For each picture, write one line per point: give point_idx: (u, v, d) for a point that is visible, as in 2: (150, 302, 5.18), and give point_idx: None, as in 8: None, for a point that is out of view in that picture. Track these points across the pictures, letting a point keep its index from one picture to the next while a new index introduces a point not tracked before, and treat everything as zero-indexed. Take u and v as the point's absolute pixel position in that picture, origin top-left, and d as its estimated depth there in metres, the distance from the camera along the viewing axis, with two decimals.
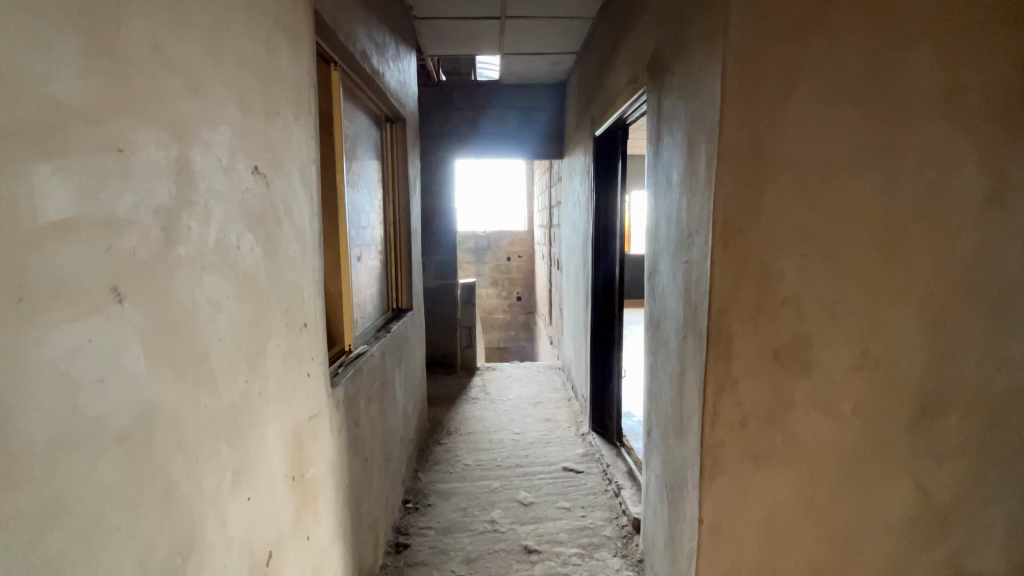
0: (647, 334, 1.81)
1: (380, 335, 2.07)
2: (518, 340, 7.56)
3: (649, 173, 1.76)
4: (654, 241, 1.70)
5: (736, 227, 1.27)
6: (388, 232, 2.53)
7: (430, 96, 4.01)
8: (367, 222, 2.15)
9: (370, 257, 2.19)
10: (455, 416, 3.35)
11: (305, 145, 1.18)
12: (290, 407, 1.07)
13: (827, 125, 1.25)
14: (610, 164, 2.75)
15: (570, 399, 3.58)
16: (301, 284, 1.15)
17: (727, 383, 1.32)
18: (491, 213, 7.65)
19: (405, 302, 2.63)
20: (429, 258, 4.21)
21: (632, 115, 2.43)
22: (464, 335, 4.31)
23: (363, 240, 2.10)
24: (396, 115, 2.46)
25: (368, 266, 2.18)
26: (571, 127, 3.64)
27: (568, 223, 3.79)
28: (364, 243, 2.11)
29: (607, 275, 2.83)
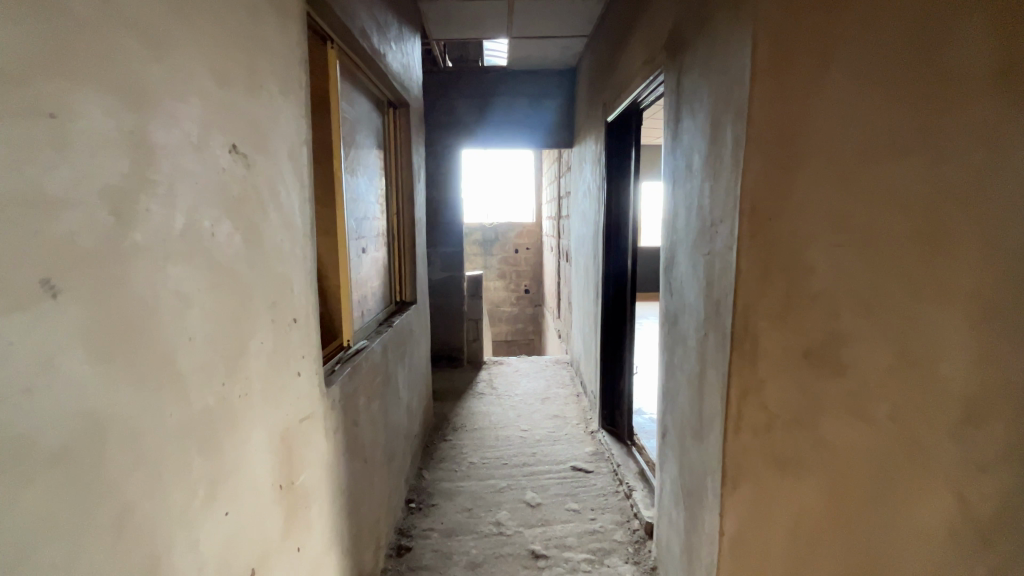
0: (662, 330, 1.71)
1: (382, 330, 1.99)
2: (525, 334, 7.48)
3: (666, 159, 1.65)
4: (671, 232, 1.59)
5: (766, 217, 1.16)
6: (391, 222, 2.44)
7: (436, 83, 3.90)
8: (369, 212, 2.06)
9: (371, 248, 2.10)
10: (461, 411, 3.27)
11: (296, 125, 1.09)
12: (279, 409, 0.99)
13: (865, 105, 1.11)
14: (623, 153, 2.63)
15: (578, 395, 3.48)
16: (291, 277, 1.06)
17: (753, 384, 1.22)
18: (498, 205, 7.53)
19: (408, 295, 2.55)
20: (435, 249, 4.11)
21: (647, 100, 2.30)
22: (471, 328, 4.22)
23: (365, 230, 2.02)
24: (399, 99, 2.36)
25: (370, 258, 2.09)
26: (582, 115, 3.52)
27: (577, 214, 3.68)
28: (366, 235, 2.03)
29: (619, 269, 2.72)
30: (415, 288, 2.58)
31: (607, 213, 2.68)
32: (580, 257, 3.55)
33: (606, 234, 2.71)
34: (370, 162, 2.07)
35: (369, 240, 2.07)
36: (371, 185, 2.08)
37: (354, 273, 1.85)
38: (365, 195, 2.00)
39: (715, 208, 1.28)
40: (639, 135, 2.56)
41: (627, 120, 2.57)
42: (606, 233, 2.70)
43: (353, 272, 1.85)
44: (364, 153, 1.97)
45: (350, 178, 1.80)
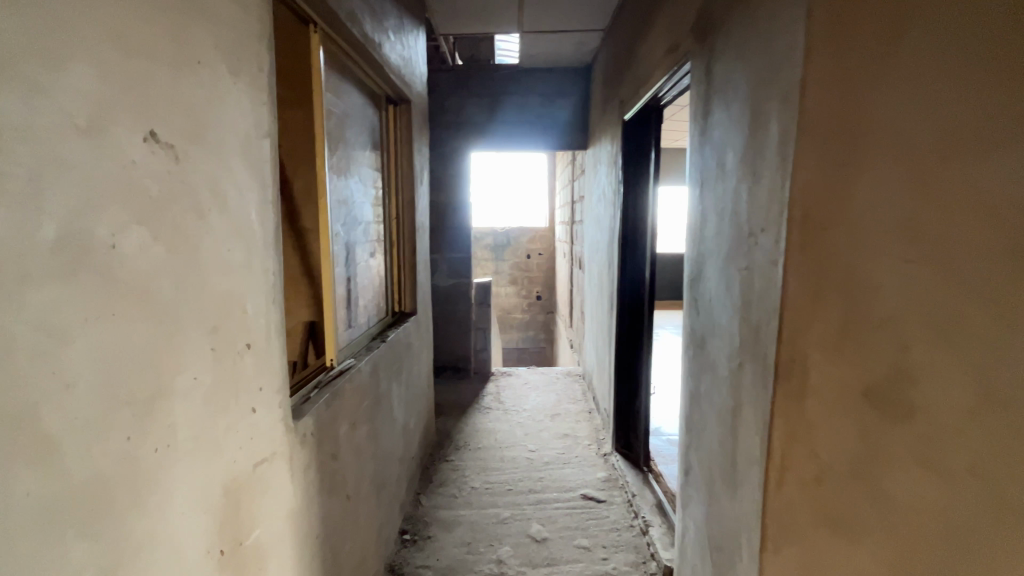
0: (687, 354, 1.51)
1: (374, 345, 1.82)
2: (537, 342, 7.28)
3: (692, 159, 1.45)
4: (699, 243, 1.39)
5: (819, 226, 0.95)
6: (390, 227, 2.27)
7: (444, 82, 3.75)
8: (363, 217, 1.90)
9: (365, 255, 1.94)
10: (465, 428, 3.09)
11: (255, 113, 0.92)
12: (221, 457, 0.81)
13: (946, 66, 0.80)
14: (642, 154, 2.42)
15: (590, 412, 3.28)
16: (245, 295, 0.89)
17: (800, 427, 1.01)
18: (511, 209, 7.35)
19: (408, 305, 2.38)
20: (442, 255, 3.94)
21: (669, 95, 2.11)
22: (478, 338, 4.04)
23: (358, 235, 1.85)
24: (400, 95, 2.20)
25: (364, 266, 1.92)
26: (597, 115, 3.32)
27: (591, 218, 3.48)
28: (359, 241, 1.86)
29: (636, 280, 2.51)
30: (415, 298, 2.41)
31: (624, 219, 2.48)
32: (594, 265, 3.35)
33: (622, 241, 2.50)
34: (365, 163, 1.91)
35: (363, 247, 1.91)
36: (365, 187, 1.92)
37: (342, 284, 1.68)
38: (358, 198, 1.84)
39: (755, 215, 1.07)
40: (659, 135, 2.36)
41: (646, 118, 2.37)
42: (622, 240, 2.50)
43: (342, 282, 1.68)
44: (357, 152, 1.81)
45: (339, 179, 1.64)
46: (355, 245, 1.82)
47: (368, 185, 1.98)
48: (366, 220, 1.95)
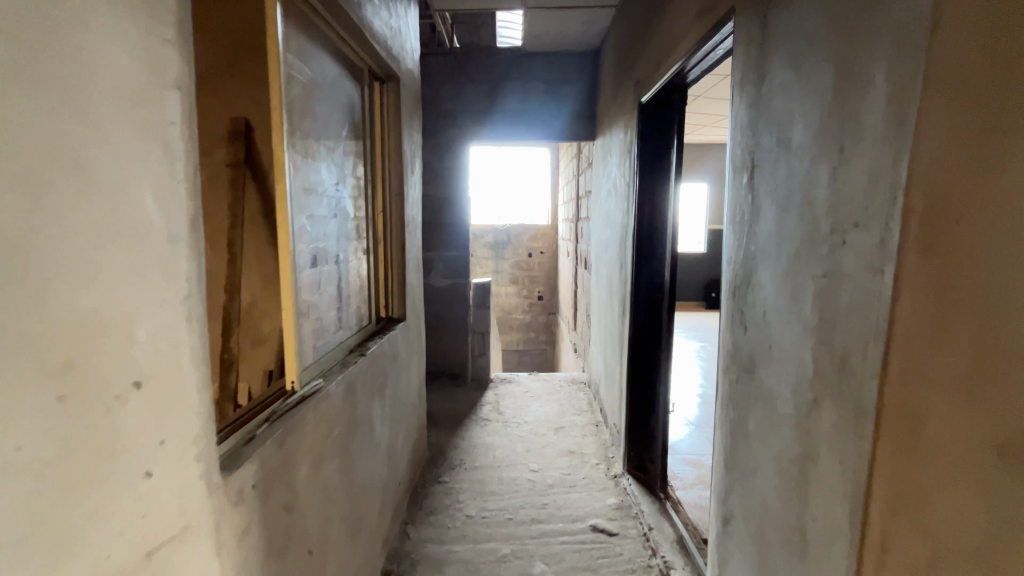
0: (728, 378, 1.23)
1: (353, 359, 1.55)
2: (538, 344, 7.01)
3: (737, 140, 1.19)
4: (748, 243, 1.11)
5: (947, 217, 0.63)
6: (375, 221, 2.01)
7: (441, 66, 3.47)
8: (339, 210, 1.63)
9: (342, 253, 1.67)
10: (461, 443, 2.82)
11: (150, 56, 0.65)
12: (83, 558, 0.55)
13: None
14: (663, 143, 2.15)
15: (598, 425, 3.01)
16: (134, 315, 0.62)
17: (904, 503, 0.70)
18: (512, 206, 7.06)
19: (395, 311, 2.11)
20: (438, 253, 3.66)
21: (695, 73, 1.84)
22: (476, 342, 3.76)
23: (332, 230, 1.58)
24: (387, 71, 1.93)
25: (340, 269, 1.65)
26: (607, 102, 3.04)
27: (599, 215, 3.20)
28: (332, 239, 1.58)
29: (653, 284, 2.24)
30: (406, 303, 2.15)
31: (640, 215, 2.20)
32: (602, 266, 3.08)
33: (637, 241, 2.22)
34: (343, 148, 1.64)
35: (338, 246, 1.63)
36: (342, 177, 1.64)
37: (309, 289, 1.41)
38: (332, 188, 1.56)
39: (840, 205, 0.80)
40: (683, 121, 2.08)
41: (668, 101, 2.09)
42: (637, 239, 2.22)
43: (308, 287, 1.41)
44: (332, 134, 1.53)
45: (306, 163, 1.36)
46: (328, 242, 1.55)
47: (347, 173, 1.71)
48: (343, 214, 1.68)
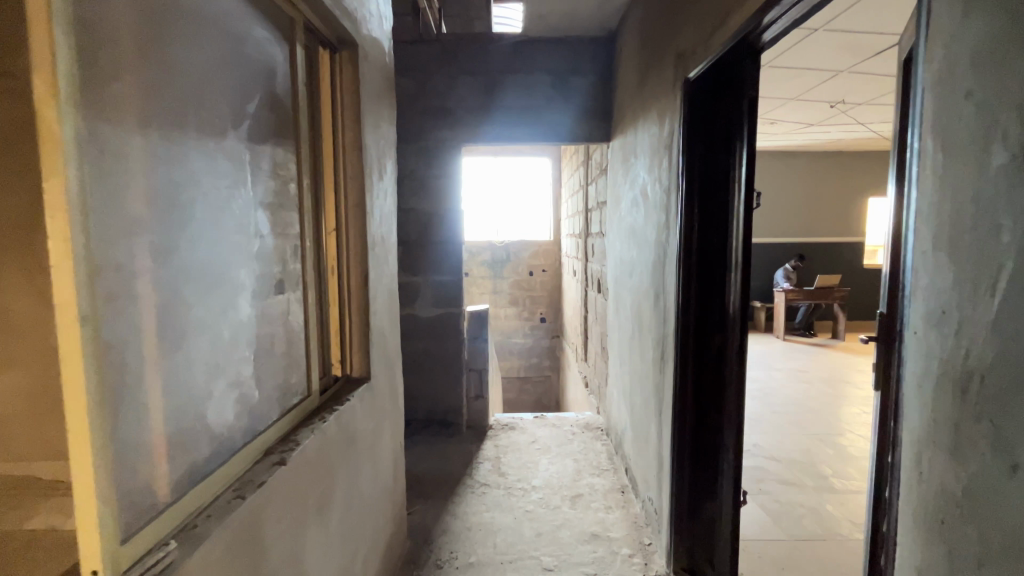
0: (944, 546, 0.64)
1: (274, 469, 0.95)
2: (541, 370, 6.41)
3: (962, 89, 0.61)
4: (1022, 292, 0.53)
5: None
6: (327, 244, 1.43)
7: (426, 57, 2.92)
8: (264, 230, 1.04)
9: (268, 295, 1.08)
10: (451, 523, 2.20)
11: None
12: None
13: None
14: (724, 133, 1.59)
15: (625, 494, 2.40)
16: None
17: None
18: (510, 220, 6.50)
19: (353, 370, 1.52)
20: (426, 278, 3.07)
21: (773, 32, 1.29)
22: (472, 383, 3.16)
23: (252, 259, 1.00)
24: (341, 34, 1.38)
25: (269, 322, 1.06)
26: (627, 93, 2.50)
27: (619, 230, 2.65)
28: (253, 277, 0.99)
29: (709, 324, 1.67)
30: (374, 355, 1.56)
31: (691, 232, 1.63)
32: (625, 293, 2.51)
33: (687, 266, 1.65)
34: (271, 138, 1.07)
35: (265, 286, 1.04)
36: (270, 178, 1.07)
37: (190, 369, 0.81)
38: (245, 193, 0.97)
39: None
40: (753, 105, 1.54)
41: (731, 76, 1.55)
42: (687, 264, 1.64)
43: (191, 364, 0.81)
44: (243, 110, 0.96)
45: (176, 147, 0.78)
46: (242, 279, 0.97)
47: (284, 178, 1.14)
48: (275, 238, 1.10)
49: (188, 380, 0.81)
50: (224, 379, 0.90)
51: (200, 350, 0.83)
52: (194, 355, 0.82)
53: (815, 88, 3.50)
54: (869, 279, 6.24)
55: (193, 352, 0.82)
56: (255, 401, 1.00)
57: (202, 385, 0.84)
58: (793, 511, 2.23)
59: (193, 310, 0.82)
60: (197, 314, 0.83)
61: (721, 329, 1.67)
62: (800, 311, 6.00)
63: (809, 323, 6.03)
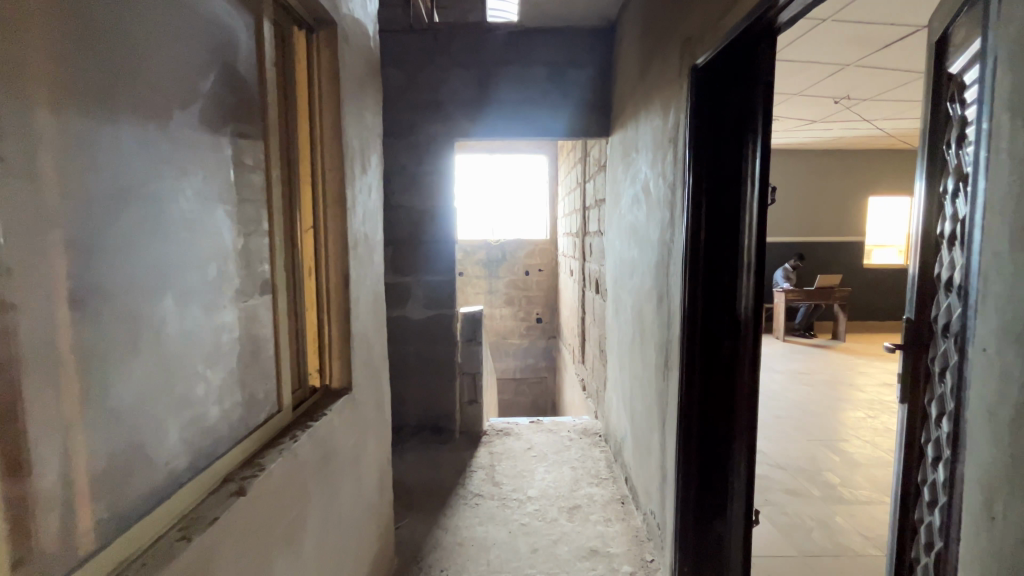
0: None
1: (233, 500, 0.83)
2: (537, 371, 6.30)
3: None
4: None
5: None
6: (303, 244, 1.31)
7: (417, 48, 2.80)
8: (224, 227, 0.92)
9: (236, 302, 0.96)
10: (442, 538, 2.08)
11: None
12: None
13: None
14: (736, 125, 1.48)
15: (626, 506, 2.29)
16: None
17: None
18: (506, 219, 6.37)
19: (332, 380, 1.40)
20: (417, 279, 2.95)
21: (789, 10, 1.18)
22: (466, 388, 3.06)
23: (212, 261, 0.88)
24: (317, 12, 1.25)
25: (232, 332, 0.94)
26: (628, 85, 2.38)
27: (619, 229, 2.53)
28: (211, 282, 0.87)
29: (718, 330, 1.56)
30: (356, 362, 1.44)
31: (699, 231, 1.52)
32: (625, 294, 2.40)
33: (694, 267, 1.53)
34: (232, 123, 0.94)
35: (226, 292, 0.92)
36: (232, 169, 0.94)
37: (129, 392, 0.68)
38: (200, 184, 0.85)
39: None
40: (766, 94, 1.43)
41: (742, 64, 1.44)
42: (694, 265, 1.53)
43: (130, 385, 0.69)
44: (195, 90, 0.84)
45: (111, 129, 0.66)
46: (201, 284, 0.85)
47: (250, 169, 1.01)
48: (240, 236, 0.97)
49: (129, 403, 0.69)
50: (174, 400, 0.77)
51: (142, 369, 0.70)
52: (133, 375, 0.69)
53: (820, 83, 3.40)
54: (869, 279, 6.15)
55: (133, 371, 0.69)
56: (214, 423, 0.88)
57: (145, 409, 0.71)
58: (802, 525, 2.13)
59: (132, 322, 0.69)
60: (139, 326, 0.70)
61: (731, 335, 1.55)
62: (801, 311, 5.92)
63: (809, 324, 5.94)
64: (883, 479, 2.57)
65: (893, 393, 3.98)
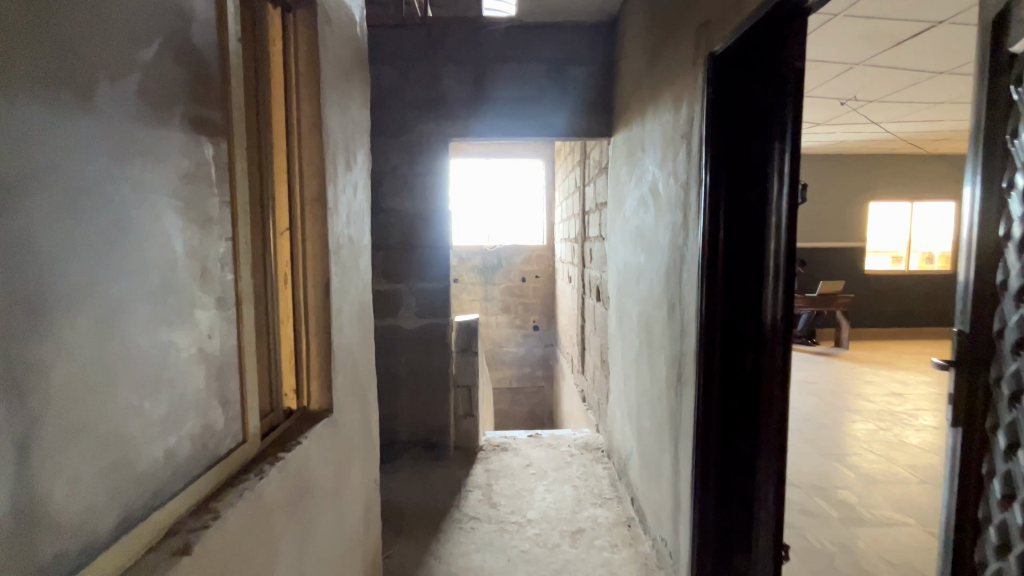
0: None
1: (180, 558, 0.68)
2: (534, 381, 6.14)
3: None
4: None
5: None
6: (277, 249, 1.16)
7: (410, 43, 2.66)
8: (174, 226, 0.77)
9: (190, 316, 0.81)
10: (435, 568, 1.91)
11: None
12: None
13: None
14: (759, 117, 1.35)
15: (633, 529, 2.13)
16: None
17: None
18: (502, 224, 6.24)
19: (309, 400, 1.24)
20: (409, 286, 2.79)
21: None
22: (461, 401, 2.91)
23: (158, 267, 0.73)
24: None
25: (182, 352, 0.78)
26: (632, 81, 2.25)
27: (623, 233, 2.40)
28: (156, 292, 0.73)
29: (738, 342, 1.42)
30: (338, 380, 1.29)
31: (717, 233, 1.38)
32: (631, 302, 2.26)
33: (711, 273, 1.39)
34: (183, 102, 0.79)
35: (178, 304, 0.77)
36: (185, 158, 0.80)
37: (36, 433, 0.54)
38: (139, 174, 0.70)
39: None
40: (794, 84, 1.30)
41: (766, 50, 1.31)
42: (711, 271, 1.39)
43: (38, 425, 0.54)
44: (134, 60, 0.69)
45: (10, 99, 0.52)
46: (142, 297, 0.70)
47: (211, 160, 0.87)
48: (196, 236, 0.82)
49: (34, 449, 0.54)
50: (95, 439, 0.61)
51: (54, 403, 0.56)
52: (41, 413, 0.54)
53: (826, 83, 3.29)
54: (871, 285, 6.06)
55: (41, 407, 0.54)
56: (154, 464, 0.72)
57: (54, 456, 0.56)
58: (822, 550, 1.98)
59: (40, 344, 0.55)
60: (48, 350, 0.55)
61: (753, 349, 1.41)
62: (803, 319, 5.81)
63: (812, 331, 5.83)
64: (902, 498, 2.44)
65: (902, 404, 3.86)
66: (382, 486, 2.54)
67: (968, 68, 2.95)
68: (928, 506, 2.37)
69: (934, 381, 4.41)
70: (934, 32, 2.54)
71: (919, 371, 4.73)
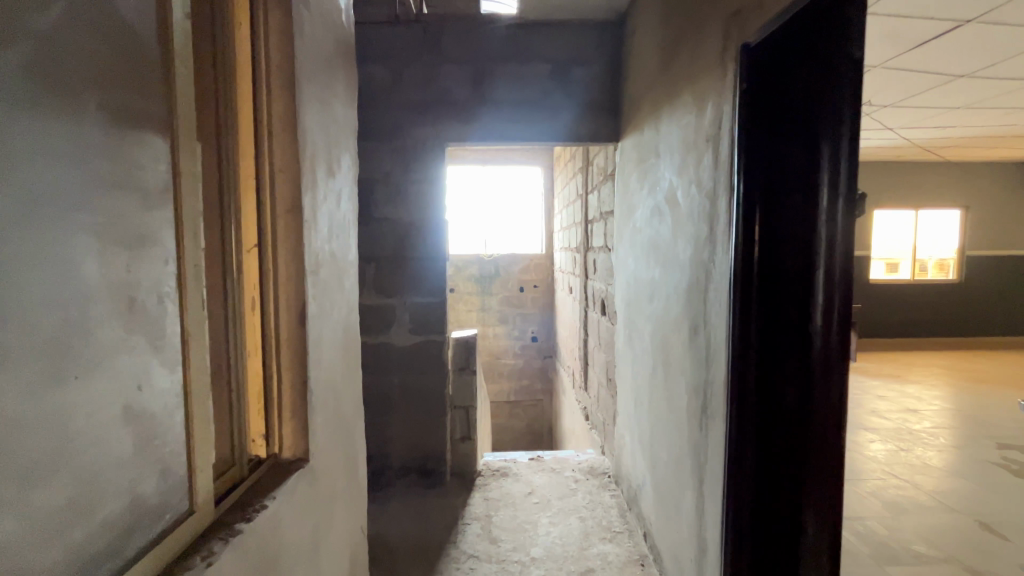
0: None
1: None
2: (533, 394, 5.95)
3: None
4: None
5: None
6: (242, 269, 0.98)
7: (404, 42, 2.50)
8: (87, 249, 0.58)
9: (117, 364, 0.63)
10: None
11: None
12: None
13: None
14: (801, 117, 1.18)
15: (648, 570, 1.94)
16: None
17: None
18: (499, 233, 6.07)
19: (282, 447, 1.05)
20: (402, 300, 2.61)
21: None
22: (457, 423, 2.71)
23: (59, 303, 0.55)
24: None
25: (98, 415, 0.59)
26: (643, 80, 2.09)
27: (633, 245, 2.23)
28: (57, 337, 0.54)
29: (777, 372, 1.24)
30: (317, 421, 1.11)
31: (751, 248, 1.22)
32: (643, 320, 2.09)
33: (746, 294, 1.23)
34: (100, 88, 0.60)
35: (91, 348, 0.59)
36: (106, 159, 0.61)
37: None
38: (23, 181, 0.51)
39: None
40: (844, 80, 1.14)
41: (811, 42, 1.15)
42: (746, 292, 1.22)
43: None
44: (19, 26, 0.51)
45: None
46: (35, 347, 0.52)
47: (147, 163, 0.68)
48: (120, 260, 0.63)
49: None
50: None
51: None
52: None
53: None
54: (878, 295, 5.92)
55: None
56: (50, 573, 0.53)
57: None
58: None
59: None
60: None
61: (796, 380, 1.24)
62: None
63: None
64: (934, 530, 2.26)
65: (919, 421, 3.70)
66: (369, 522, 2.32)
67: (991, 71, 2.81)
68: (962, 539, 2.19)
69: (949, 396, 4.25)
70: (960, 33, 2.40)
71: (931, 385, 4.58)
